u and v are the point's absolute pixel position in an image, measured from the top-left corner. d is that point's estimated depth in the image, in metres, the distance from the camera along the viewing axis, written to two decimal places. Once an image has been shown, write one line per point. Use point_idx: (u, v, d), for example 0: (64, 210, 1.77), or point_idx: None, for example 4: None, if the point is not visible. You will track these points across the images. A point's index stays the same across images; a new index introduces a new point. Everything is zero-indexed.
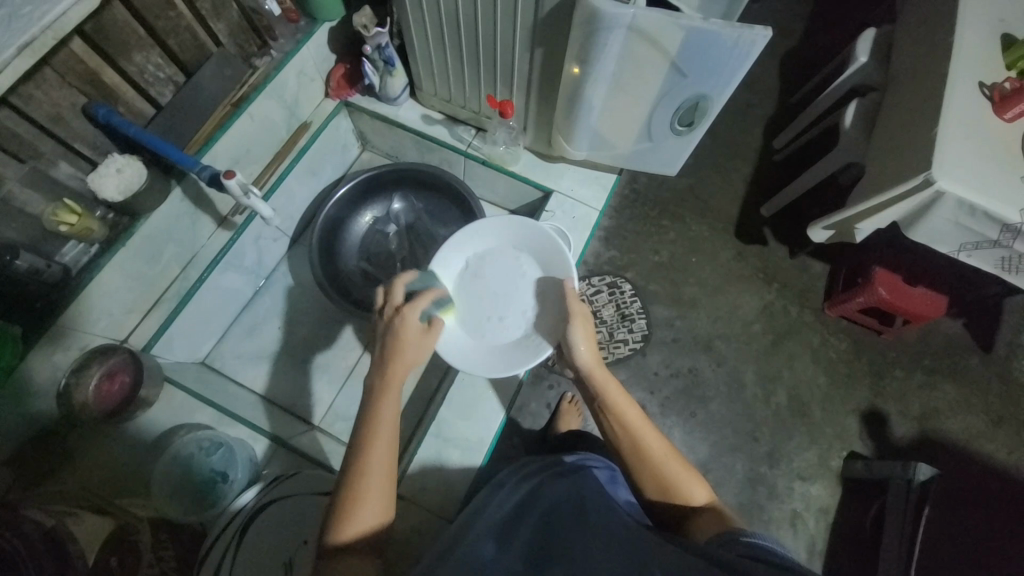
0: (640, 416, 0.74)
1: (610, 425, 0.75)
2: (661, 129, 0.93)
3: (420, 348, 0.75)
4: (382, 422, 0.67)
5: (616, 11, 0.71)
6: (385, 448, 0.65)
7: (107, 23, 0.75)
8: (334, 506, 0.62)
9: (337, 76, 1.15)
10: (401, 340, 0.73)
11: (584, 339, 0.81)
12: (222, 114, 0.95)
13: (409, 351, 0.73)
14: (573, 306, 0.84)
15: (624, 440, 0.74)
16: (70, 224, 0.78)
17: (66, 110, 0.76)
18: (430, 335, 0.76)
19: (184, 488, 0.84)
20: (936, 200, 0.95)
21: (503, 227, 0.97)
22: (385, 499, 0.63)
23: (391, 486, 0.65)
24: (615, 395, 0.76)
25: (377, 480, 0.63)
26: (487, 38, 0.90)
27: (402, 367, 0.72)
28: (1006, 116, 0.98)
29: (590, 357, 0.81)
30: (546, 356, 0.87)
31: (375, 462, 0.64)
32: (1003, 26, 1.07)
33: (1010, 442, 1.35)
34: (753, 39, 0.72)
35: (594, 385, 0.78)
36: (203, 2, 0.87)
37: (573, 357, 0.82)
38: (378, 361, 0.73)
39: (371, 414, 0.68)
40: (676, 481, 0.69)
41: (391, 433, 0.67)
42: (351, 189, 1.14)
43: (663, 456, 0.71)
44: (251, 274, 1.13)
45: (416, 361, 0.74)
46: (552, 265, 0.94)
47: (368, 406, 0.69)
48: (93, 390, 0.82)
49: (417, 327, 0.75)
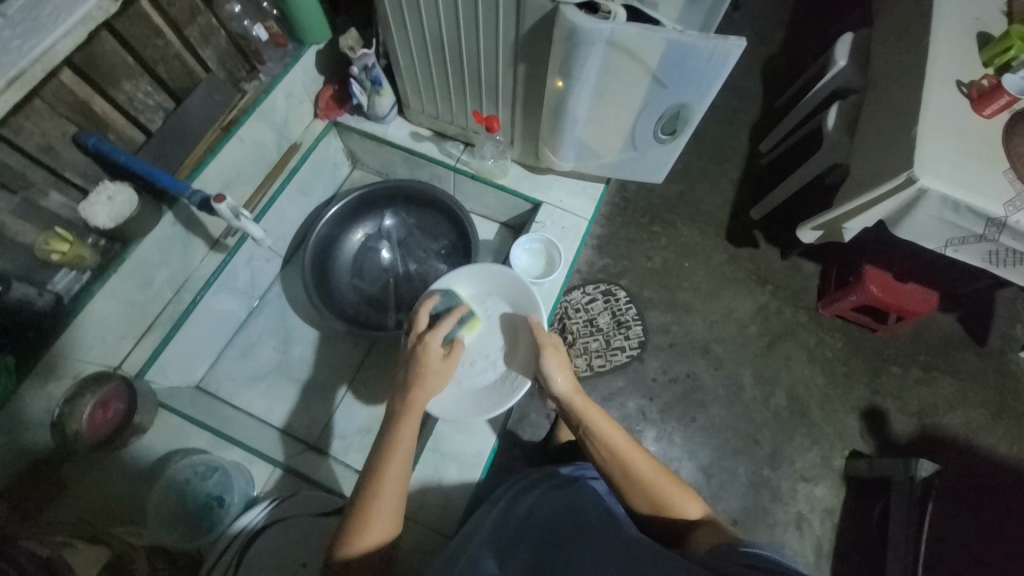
0: (626, 439, 0.75)
1: (597, 451, 0.75)
2: (644, 138, 0.94)
3: (441, 374, 0.76)
4: (401, 442, 0.68)
5: (594, 27, 0.72)
6: (400, 468, 0.66)
7: (95, 53, 0.76)
8: (343, 525, 0.63)
9: (325, 97, 1.16)
10: (423, 365, 0.75)
11: (560, 370, 0.82)
12: (213, 137, 0.96)
13: (430, 376, 0.75)
14: (541, 339, 0.84)
15: (612, 466, 0.74)
16: (62, 253, 0.78)
17: (57, 140, 0.77)
18: (452, 360, 0.78)
19: (177, 515, 0.84)
20: (920, 197, 0.97)
21: (468, 274, 0.97)
22: (396, 515, 0.64)
23: (401, 506, 0.65)
24: (598, 421, 0.76)
25: (388, 500, 0.63)
26: (471, 55, 0.92)
27: (426, 391, 0.73)
28: (985, 114, 1.00)
29: (569, 386, 0.81)
30: (525, 391, 0.88)
31: (389, 482, 0.64)
32: (978, 25, 1.10)
33: (1010, 434, 1.35)
34: (728, 49, 0.73)
35: (576, 414, 0.79)
36: (191, 30, 0.89)
37: (551, 388, 0.82)
38: (401, 386, 0.75)
39: (390, 437, 0.69)
40: (670, 499, 0.69)
41: (408, 455, 0.67)
42: (343, 207, 1.14)
43: (653, 475, 0.71)
44: (244, 295, 1.13)
45: (438, 387, 0.75)
46: (520, 303, 0.94)
47: (388, 428, 0.70)
48: (87, 419, 0.80)
49: (438, 353, 0.77)
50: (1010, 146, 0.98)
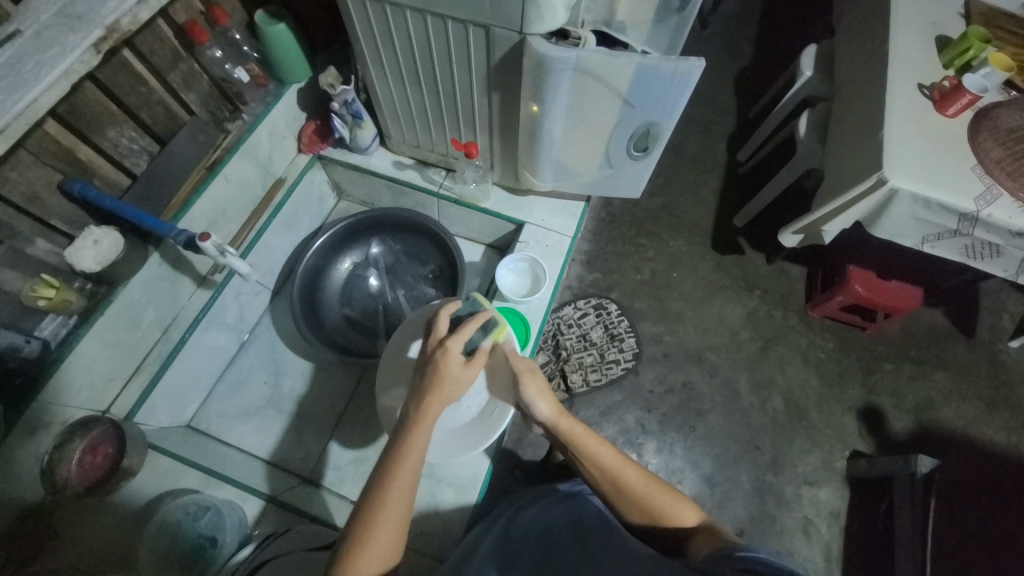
0: (614, 455, 0.74)
1: (587, 469, 0.75)
2: (618, 155, 0.97)
3: (460, 381, 0.73)
4: (411, 454, 0.66)
5: (559, 55, 0.75)
6: (407, 484, 0.63)
7: (79, 104, 0.78)
8: (341, 546, 0.60)
9: (308, 132, 1.18)
10: (442, 372, 0.72)
11: (540, 395, 0.80)
12: (197, 177, 0.98)
13: (448, 384, 0.72)
14: (518, 366, 0.82)
15: (606, 483, 0.73)
16: (49, 298, 0.79)
17: (42, 189, 0.78)
18: (471, 368, 0.74)
19: (171, 558, 0.82)
20: (891, 198, 0.99)
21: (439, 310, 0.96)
22: (398, 534, 0.62)
23: (405, 524, 0.63)
24: (585, 440, 0.75)
25: (393, 518, 0.61)
26: (447, 85, 0.94)
27: (440, 400, 0.70)
28: (947, 113, 1.03)
29: (551, 409, 0.79)
30: (509, 418, 0.87)
31: (396, 492, 0.62)
32: (936, 30, 1.14)
33: (1008, 426, 1.35)
34: (689, 69, 0.76)
35: (562, 435, 0.77)
36: (173, 76, 0.92)
37: (533, 413, 0.80)
38: (418, 391, 0.72)
39: (399, 447, 0.66)
40: (665, 510, 0.69)
41: (418, 464, 0.66)
42: (329, 238, 1.15)
43: (646, 489, 0.71)
44: (233, 330, 1.14)
45: (453, 395, 0.72)
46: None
47: (397, 439, 0.68)
48: (75, 465, 0.80)
49: (458, 359, 0.73)
50: (976, 143, 1.01)
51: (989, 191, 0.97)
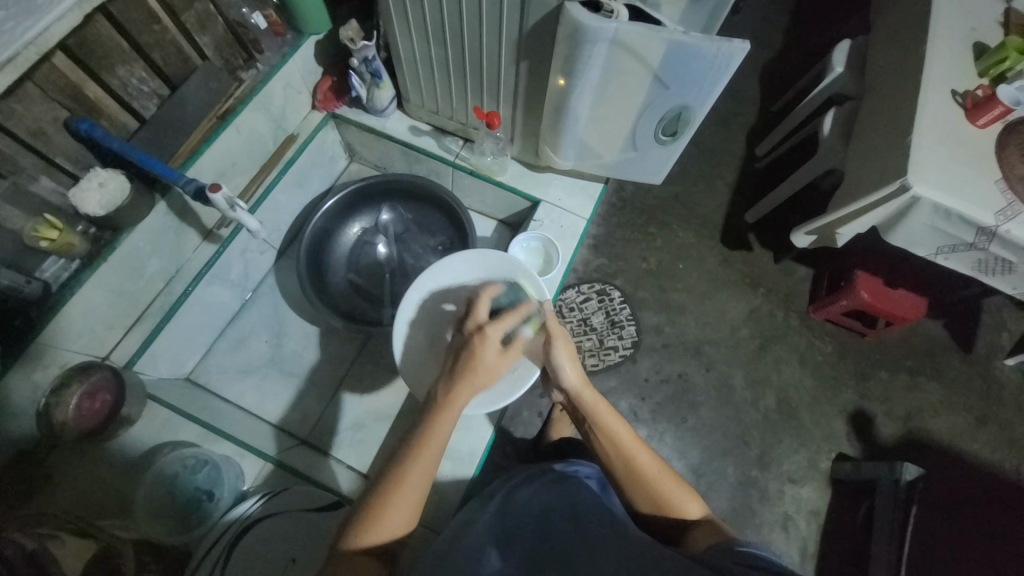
0: (632, 436, 0.74)
1: (600, 443, 0.75)
2: (644, 138, 0.94)
3: (493, 371, 0.70)
4: (430, 443, 0.65)
5: (598, 26, 0.72)
6: (424, 469, 0.64)
7: (89, 37, 0.75)
8: (357, 514, 0.63)
9: (324, 88, 1.14)
10: (477, 358, 0.69)
11: (569, 360, 0.79)
12: (207, 127, 0.95)
13: (480, 373, 0.69)
14: (551, 328, 0.80)
15: (617, 464, 0.73)
16: (51, 240, 0.77)
17: (48, 126, 0.75)
18: (506, 359, 0.71)
19: (166, 510, 0.84)
20: (912, 205, 0.98)
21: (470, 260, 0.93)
22: (412, 510, 0.63)
23: (423, 495, 0.64)
24: (604, 415, 0.76)
25: (410, 498, 0.62)
26: (473, 49, 0.91)
27: (468, 389, 0.68)
28: (979, 122, 1.01)
29: (577, 377, 0.79)
30: (534, 378, 0.86)
31: (415, 476, 0.63)
32: (974, 36, 1.11)
33: (994, 441, 1.37)
34: (731, 52, 0.73)
35: (584, 406, 0.77)
36: (187, 16, 0.88)
37: (559, 379, 0.80)
38: (448, 374, 0.70)
39: (420, 434, 0.66)
40: (672, 500, 0.70)
41: (439, 449, 0.65)
42: (339, 201, 1.13)
43: (657, 475, 0.71)
44: (237, 287, 1.12)
45: (485, 384, 0.70)
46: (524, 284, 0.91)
47: (422, 419, 0.67)
48: (73, 409, 0.78)
49: (496, 348, 0.70)
50: (1002, 156, 0.99)
51: (1010, 206, 0.95)
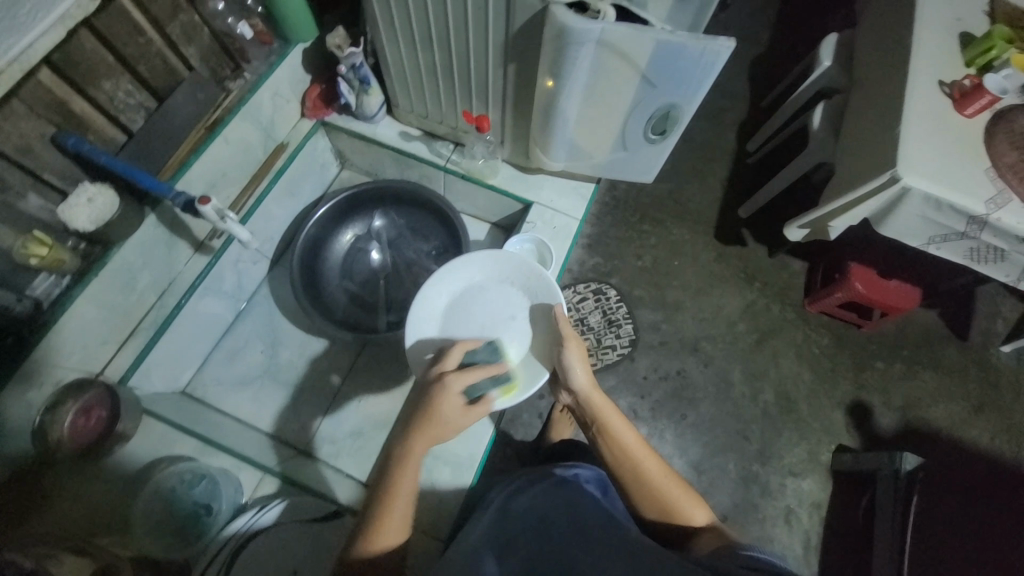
0: (638, 442, 0.75)
1: (606, 446, 0.76)
2: (635, 137, 0.95)
3: (453, 424, 0.70)
4: (400, 488, 0.66)
5: (585, 27, 0.72)
6: (404, 507, 0.65)
7: (73, 52, 0.74)
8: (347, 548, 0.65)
9: (313, 96, 1.14)
10: (436, 409, 0.68)
11: (580, 362, 0.81)
12: (196, 138, 0.94)
13: (441, 426, 0.69)
14: (564, 329, 0.83)
15: (623, 467, 0.74)
16: (41, 257, 0.76)
17: (35, 142, 0.75)
18: (467, 412, 0.70)
19: (165, 525, 0.84)
20: (903, 196, 0.98)
21: (480, 260, 0.94)
22: (397, 539, 0.64)
23: (409, 519, 0.66)
24: (612, 419, 0.76)
25: (391, 532, 0.64)
26: (460, 53, 0.91)
27: (428, 443, 0.68)
28: (967, 112, 1.02)
29: (586, 380, 0.80)
30: (542, 381, 0.85)
31: (393, 517, 0.64)
32: (959, 26, 1.11)
33: (991, 427, 1.38)
34: (718, 50, 0.74)
35: (592, 409, 0.78)
36: (172, 27, 0.87)
37: (568, 380, 0.81)
38: (407, 425, 0.70)
39: (388, 482, 0.67)
40: (677, 506, 0.70)
41: (408, 495, 0.66)
42: (331, 209, 1.12)
43: (663, 482, 0.72)
44: (230, 299, 1.11)
45: (444, 436, 0.70)
46: (536, 291, 0.92)
47: (386, 468, 0.68)
48: (68, 427, 0.78)
49: (456, 401, 0.70)
50: (990, 145, 1.00)
51: (1000, 194, 0.96)
